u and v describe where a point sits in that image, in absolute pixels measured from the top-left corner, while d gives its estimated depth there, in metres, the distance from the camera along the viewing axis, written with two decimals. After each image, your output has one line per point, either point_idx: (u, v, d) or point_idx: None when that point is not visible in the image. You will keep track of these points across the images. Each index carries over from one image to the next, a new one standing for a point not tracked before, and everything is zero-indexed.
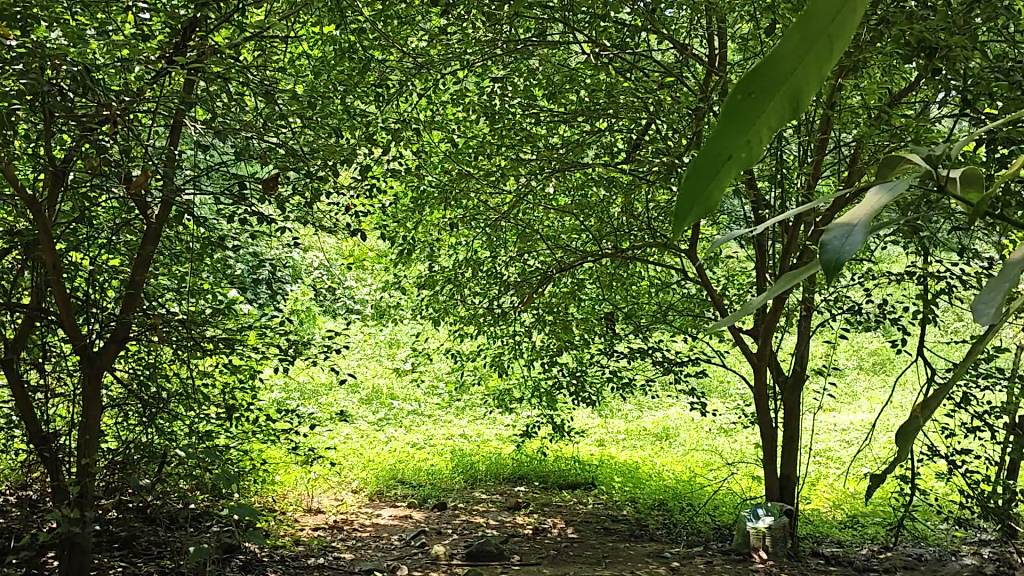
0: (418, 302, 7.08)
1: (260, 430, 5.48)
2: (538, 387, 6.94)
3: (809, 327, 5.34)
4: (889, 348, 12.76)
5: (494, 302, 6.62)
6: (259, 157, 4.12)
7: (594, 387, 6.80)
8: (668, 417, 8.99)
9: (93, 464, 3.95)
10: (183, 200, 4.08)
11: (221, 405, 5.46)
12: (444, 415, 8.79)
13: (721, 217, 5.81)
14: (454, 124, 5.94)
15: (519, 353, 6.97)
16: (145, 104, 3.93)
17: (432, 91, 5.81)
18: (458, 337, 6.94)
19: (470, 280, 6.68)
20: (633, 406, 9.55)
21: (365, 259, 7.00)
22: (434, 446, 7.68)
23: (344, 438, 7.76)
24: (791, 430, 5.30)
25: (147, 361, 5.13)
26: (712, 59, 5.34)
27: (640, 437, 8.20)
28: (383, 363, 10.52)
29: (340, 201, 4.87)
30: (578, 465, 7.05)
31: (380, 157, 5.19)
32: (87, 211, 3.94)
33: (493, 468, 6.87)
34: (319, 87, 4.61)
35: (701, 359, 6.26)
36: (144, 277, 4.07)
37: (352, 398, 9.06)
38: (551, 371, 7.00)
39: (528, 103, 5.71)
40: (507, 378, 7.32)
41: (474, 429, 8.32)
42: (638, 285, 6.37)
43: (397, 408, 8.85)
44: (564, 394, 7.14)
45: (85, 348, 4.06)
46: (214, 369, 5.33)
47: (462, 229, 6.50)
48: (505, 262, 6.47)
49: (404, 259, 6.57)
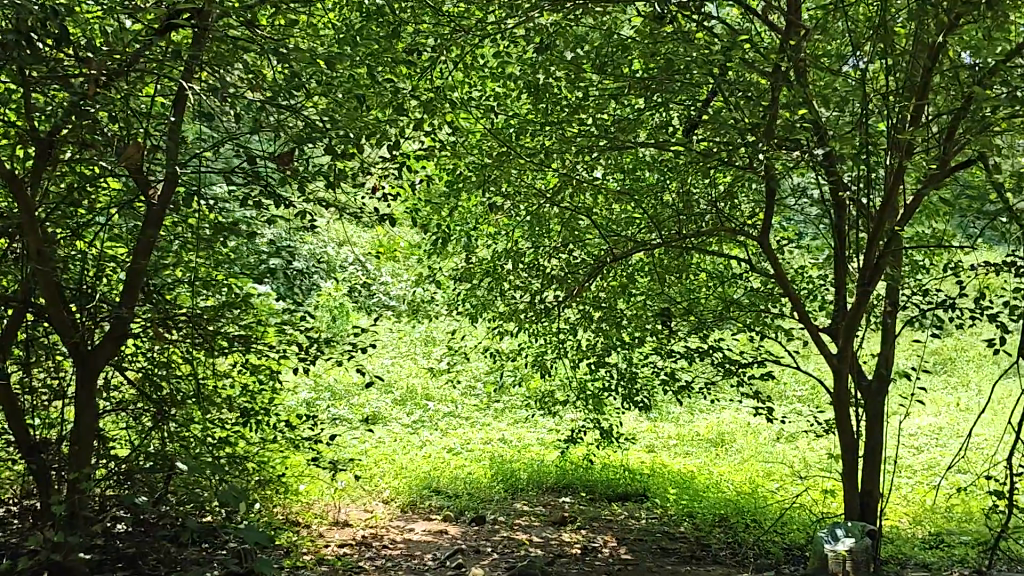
0: (454, 296, 6.58)
1: (282, 437, 5.00)
2: (584, 388, 6.55)
3: (895, 326, 4.82)
4: (951, 348, 12.05)
5: (537, 297, 6.11)
6: (274, 129, 3.64)
7: (646, 390, 6.35)
8: (722, 420, 8.43)
9: (85, 477, 3.49)
10: (190, 177, 3.59)
11: (241, 408, 5.01)
12: (482, 418, 8.30)
13: (791, 203, 5.24)
14: (493, 101, 5.44)
15: (564, 352, 6.44)
16: (144, 67, 3.44)
17: (470, 65, 5.33)
18: (498, 334, 6.44)
19: (511, 273, 6.17)
20: (682, 410, 9.00)
21: (398, 250, 6.53)
22: (472, 451, 7.17)
23: (376, 443, 7.29)
24: (875, 440, 4.78)
25: (157, 361, 4.67)
26: (783, 24, 4.77)
27: (693, 442, 7.79)
28: (417, 361, 10.04)
29: (369, 181, 4.37)
30: (628, 473, 6.50)
31: (413, 134, 4.69)
32: (80, 191, 3.47)
33: (535, 477, 6.35)
34: (343, 54, 4.11)
35: (767, 360, 5.70)
36: (145, 265, 3.58)
37: (384, 398, 8.60)
38: (598, 372, 6.47)
39: (575, 76, 5.17)
40: (550, 378, 6.80)
41: (514, 433, 7.80)
42: (697, 278, 5.85)
43: (432, 409, 8.36)
44: (613, 397, 6.65)
45: (78, 346, 3.58)
46: (231, 369, 4.87)
47: (502, 216, 6.00)
48: (549, 253, 5.95)
49: (439, 250, 6.07)
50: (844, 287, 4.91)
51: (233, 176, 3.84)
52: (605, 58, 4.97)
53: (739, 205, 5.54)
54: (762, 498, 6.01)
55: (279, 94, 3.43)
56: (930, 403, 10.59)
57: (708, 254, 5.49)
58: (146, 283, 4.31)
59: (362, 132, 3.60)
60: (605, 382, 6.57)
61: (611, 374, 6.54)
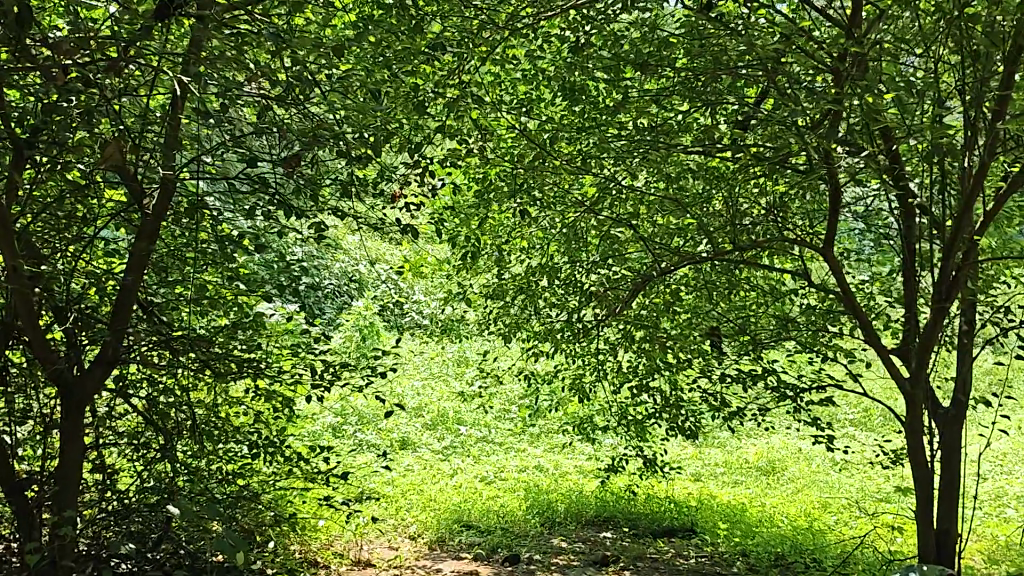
0: (486, 316, 6.17)
1: (299, 470, 4.62)
2: (625, 414, 6.12)
3: (974, 347, 4.32)
4: (1011, 368, 11.42)
5: (574, 316, 5.69)
6: (280, 131, 3.27)
7: (692, 416, 5.91)
8: (771, 447, 7.94)
9: (68, 520, 3.13)
10: (185, 184, 3.22)
11: (255, 437, 4.65)
12: (517, 444, 7.87)
13: (852, 212, 4.77)
14: (525, 105, 5.05)
15: (604, 375, 6.01)
16: (134, 63, 3.09)
17: (501, 66, 4.95)
18: (533, 356, 6.02)
19: (546, 290, 5.77)
20: (729, 435, 8.51)
21: (426, 266, 6.16)
22: (506, 480, 6.75)
23: (404, 471, 6.89)
24: (953, 474, 4.29)
25: (163, 387, 4.31)
26: (845, 14, 4.32)
27: (742, 471, 7.35)
28: (450, 383, 9.64)
29: (390, 191, 4.00)
30: (673, 506, 6.04)
31: (438, 140, 4.31)
32: (64, 201, 3.12)
33: (574, 509, 5.91)
34: (359, 51, 3.74)
35: (826, 384, 5.22)
36: (136, 282, 3.22)
37: (414, 422, 8.19)
38: (640, 396, 6.03)
39: (614, 76, 4.76)
40: (589, 403, 6.37)
41: (550, 460, 7.37)
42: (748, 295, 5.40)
43: (465, 434, 7.95)
44: (656, 424, 6.19)
45: (61, 373, 3.23)
46: (242, 395, 4.50)
47: (536, 229, 5.61)
48: (587, 269, 5.54)
49: (469, 265, 5.67)
50: (915, 304, 4.44)
51: (236, 186, 3.48)
52: (647, 55, 4.56)
53: (794, 214, 5.09)
54: (821, 535, 5.51)
55: (286, 94, 3.05)
56: (991, 427, 9.98)
57: (761, 268, 5.04)
58: (147, 302, 3.96)
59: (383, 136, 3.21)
60: (648, 406, 6.14)
61: (655, 397, 6.10)
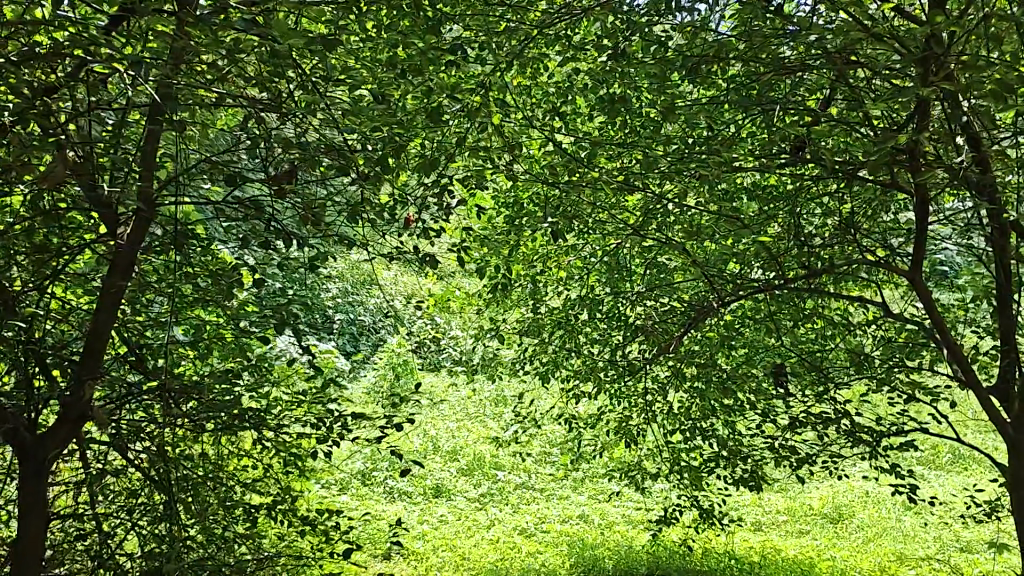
0: (523, 353, 5.67)
1: (317, 532, 4.16)
2: (677, 461, 5.57)
3: None
4: None
5: (620, 353, 5.19)
6: (275, 149, 2.81)
7: (752, 462, 5.35)
8: (836, 491, 7.36)
9: None
10: (162, 209, 2.76)
11: (268, 494, 4.19)
12: (559, 490, 7.35)
13: (935, 233, 4.22)
14: (562, 122, 4.58)
15: (653, 417, 5.48)
16: (104, 71, 2.65)
17: (534, 79, 4.51)
18: (574, 397, 5.51)
19: (588, 325, 5.27)
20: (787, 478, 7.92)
21: (455, 301, 5.72)
22: (548, 533, 6.22)
23: (438, 523, 6.39)
24: None
25: (161, 441, 3.85)
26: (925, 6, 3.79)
27: (805, 520, 6.77)
28: (487, 424, 9.15)
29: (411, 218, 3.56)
30: (733, 562, 5.48)
31: (464, 160, 3.86)
32: (26, 232, 2.71)
33: (623, 567, 5.36)
34: (370, 60, 3.30)
35: (906, 427, 4.65)
36: (106, 327, 2.77)
37: (448, 467, 7.69)
38: (694, 441, 5.49)
39: (659, 87, 4.28)
40: (636, 447, 5.84)
41: (596, 508, 6.83)
42: (814, 327, 4.87)
43: (503, 480, 7.44)
44: (712, 471, 5.64)
45: (18, 434, 2.79)
46: (253, 446, 4.05)
47: (576, 258, 5.12)
48: (632, 300, 5.03)
49: (503, 299, 5.19)
50: (1016, 335, 3.85)
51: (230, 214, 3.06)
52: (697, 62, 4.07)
53: (865, 236, 4.54)
54: None
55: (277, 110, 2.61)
56: None
57: (831, 296, 4.48)
58: (139, 346, 3.52)
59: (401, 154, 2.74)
60: (704, 450, 5.60)
61: (711, 441, 5.56)
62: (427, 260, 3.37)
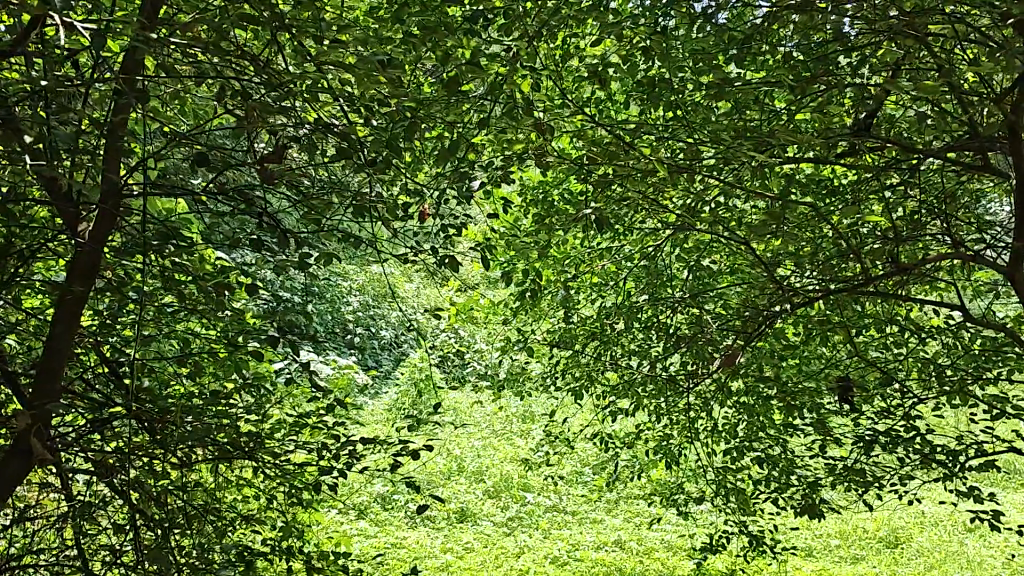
0: (553, 366, 5.22)
1: (328, 570, 3.72)
2: (724, 482, 5.09)
3: None
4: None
5: (660, 364, 4.73)
6: (256, 129, 2.36)
7: (808, 483, 4.86)
8: (890, 513, 6.88)
9: None
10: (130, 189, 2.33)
11: (276, 527, 3.79)
12: (591, 512, 6.91)
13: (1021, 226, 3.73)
14: (594, 110, 4.13)
15: (696, 436, 5.02)
16: (55, 35, 2.21)
17: (563, 62, 4.05)
18: (610, 413, 5.06)
19: (624, 334, 4.82)
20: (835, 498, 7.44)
21: (479, 312, 5.32)
22: (583, 561, 5.77)
23: (463, 551, 5.97)
24: None
25: (150, 469, 3.43)
26: None
27: (859, 544, 6.28)
28: (514, 443, 8.71)
29: (430, 216, 3.16)
30: None
31: (487, 149, 3.43)
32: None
33: None
34: (375, 29, 2.85)
35: (984, 445, 4.14)
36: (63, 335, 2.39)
37: (474, 489, 7.26)
38: (742, 460, 5.02)
39: (704, 68, 3.81)
40: (677, 468, 5.37)
41: (633, 534, 6.38)
42: (877, 334, 4.39)
43: (532, 502, 7.00)
44: (762, 493, 5.17)
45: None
46: (256, 473, 3.65)
47: (611, 263, 4.69)
48: (672, 308, 4.60)
49: (531, 307, 4.75)
50: None
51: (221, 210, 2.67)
52: (747, 38, 3.60)
53: (936, 231, 4.05)
54: None
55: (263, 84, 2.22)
56: None
57: (900, 298, 3.99)
58: (118, 364, 3.09)
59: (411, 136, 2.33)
60: (753, 472, 5.14)
61: (760, 462, 5.10)
62: (449, 263, 2.97)
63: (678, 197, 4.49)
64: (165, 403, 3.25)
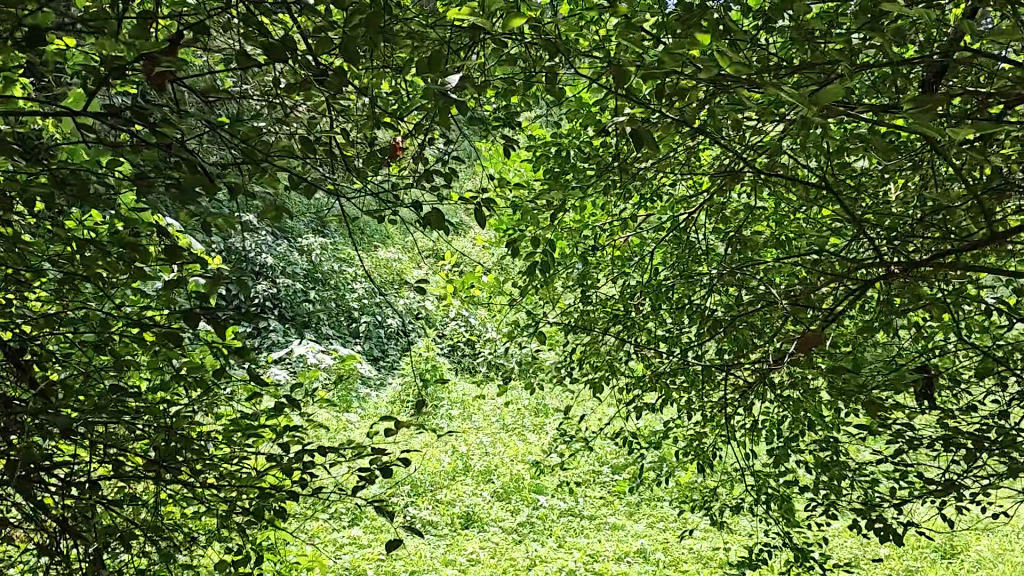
0: (567, 356, 4.57)
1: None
2: (765, 490, 4.44)
3: None
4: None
5: (694, 354, 4.07)
6: (142, 15, 1.64)
7: (862, 490, 4.20)
8: (934, 516, 6.35)
9: None
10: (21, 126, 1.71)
11: (236, 549, 3.16)
12: (610, 518, 6.39)
13: None
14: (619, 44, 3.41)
15: (733, 436, 4.36)
16: None
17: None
18: (633, 410, 4.41)
19: (650, 318, 4.15)
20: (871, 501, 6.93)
21: (483, 292, 4.73)
22: None
23: (467, 564, 5.44)
24: None
25: (69, 486, 2.76)
26: None
27: (902, 554, 5.74)
28: (525, 440, 8.20)
29: (414, 162, 2.49)
30: None
31: (485, 83, 2.73)
32: None
33: None
34: None
35: None
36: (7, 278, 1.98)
37: (481, 492, 6.73)
38: (785, 463, 4.36)
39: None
40: (708, 472, 4.72)
41: (656, 544, 5.86)
42: (956, 314, 3.69)
43: (545, 507, 6.48)
44: (806, 502, 4.52)
45: None
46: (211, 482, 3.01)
47: (635, 235, 4.01)
48: (710, 286, 3.94)
49: (542, 286, 4.10)
50: None
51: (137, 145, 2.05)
52: None
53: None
54: None
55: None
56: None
57: (992, 271, 3.29)
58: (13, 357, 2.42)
59: (368, 29, 1.65)
60: (799, 477, 4.49)
61: (807, 465, 4.44)
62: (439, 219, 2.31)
63: (715, 156, 3.80)
64: (89, 394, 2.64)
